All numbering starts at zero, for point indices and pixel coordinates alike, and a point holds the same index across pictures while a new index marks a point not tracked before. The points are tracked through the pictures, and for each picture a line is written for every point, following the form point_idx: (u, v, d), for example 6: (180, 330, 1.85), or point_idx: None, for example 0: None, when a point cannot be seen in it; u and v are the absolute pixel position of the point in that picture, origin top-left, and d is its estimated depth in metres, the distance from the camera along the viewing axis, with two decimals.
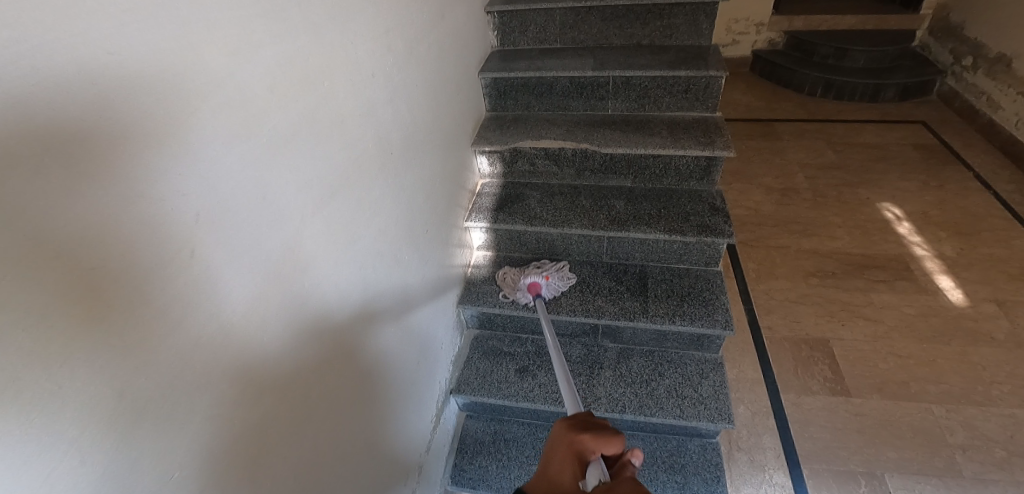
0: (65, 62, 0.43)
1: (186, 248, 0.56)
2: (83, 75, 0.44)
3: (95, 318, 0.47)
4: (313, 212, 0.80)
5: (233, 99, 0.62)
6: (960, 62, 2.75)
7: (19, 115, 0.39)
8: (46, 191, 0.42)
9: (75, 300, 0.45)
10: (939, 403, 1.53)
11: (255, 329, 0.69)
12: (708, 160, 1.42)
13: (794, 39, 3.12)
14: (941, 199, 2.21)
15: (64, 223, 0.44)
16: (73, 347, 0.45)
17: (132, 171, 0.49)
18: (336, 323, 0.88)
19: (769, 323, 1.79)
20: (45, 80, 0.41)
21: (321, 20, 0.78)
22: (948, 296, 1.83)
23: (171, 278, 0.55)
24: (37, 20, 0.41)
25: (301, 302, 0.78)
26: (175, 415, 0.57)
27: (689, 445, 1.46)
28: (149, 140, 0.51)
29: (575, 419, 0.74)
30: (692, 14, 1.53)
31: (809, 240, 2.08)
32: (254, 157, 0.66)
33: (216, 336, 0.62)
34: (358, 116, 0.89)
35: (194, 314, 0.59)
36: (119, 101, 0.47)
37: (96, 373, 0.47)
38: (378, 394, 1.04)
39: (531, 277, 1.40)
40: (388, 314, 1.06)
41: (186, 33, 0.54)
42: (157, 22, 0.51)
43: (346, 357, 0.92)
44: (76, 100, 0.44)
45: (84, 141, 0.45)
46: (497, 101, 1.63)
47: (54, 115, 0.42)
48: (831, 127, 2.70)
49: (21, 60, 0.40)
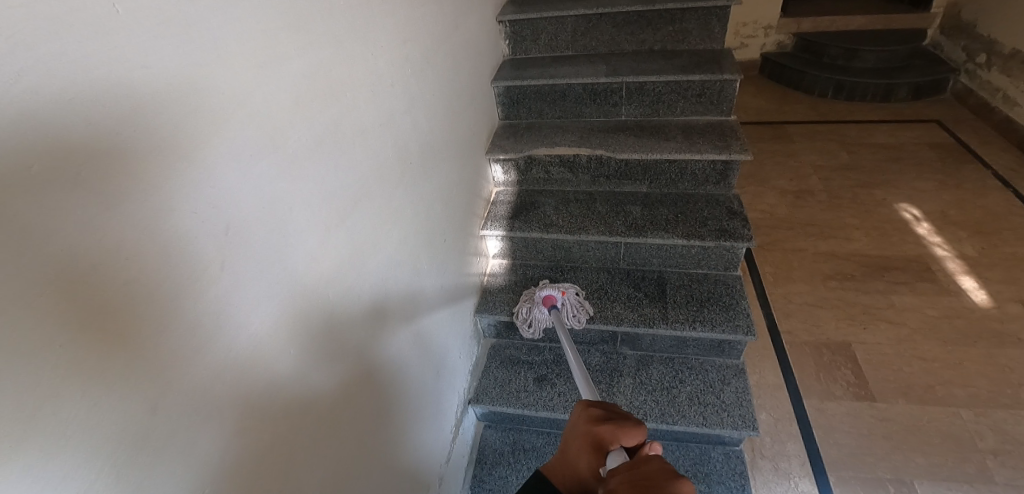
0: (89, 77, 0.42)
1: (212, 264, 0.56)
2: (110, 90, 0.44)
3: (119, 339, 0.46)
4: (336, 224, 0.80)
5: (257, 115, 0.62)
6: (972, 60, 2.73)
7: (47, 125, 0.39)
8: (74, 207, 0.41)
9: (100, 321, 0.44)
10: (967, 407, 1.50)
11: (280, 343, 0.69)
12: (724, 164, 1.41)
13: (803, 41, 3.11)
14: (960, 199, 2.17)
15: (87, 243, 0.43)
16: (96, 371, 0.44)
17: (158, 186, 0.49)
18: (359, 334, 0.88)
19: (788, 328, 1.76)
20: (74, 90, 0.41)
21: (343, 32, 0.78)
22: (971, 297, 1.80)
23: (196, 295, 0.54)
24: (63, 33, 0.40)
25: (325, 314, 0.78)
26: (199, 436, 0.56)
27: (713, 454, 1.44)
28: (174, 155, 0.50)
29: (592, 408, 0.69)
30: (704, 18, 1.53)
31: (826, 243, 2.05)
32: (279, 170, 0.66)
33: (241, 352, 0.61)
34: (379, 128, 0.89)
35: (219, 329, 0.58)
36: (143, 116, 0.47)
37: (120, 395, 0.46)
38: (399, 404, 1.03)
39: (546, 289, 1.34)
40: (408, 323, 1.06)
41: (213, 48, 0.54)
42: (187, 37, 0.51)
43: (368, 368, 0.91)
44: (100, 114, 0.43)
45: (112, 151, 0.44)
46: (510, 109, 1.63)
47: (81, 126, 0.41)
48: (844, 128, 2.68)
49: (48, 68, 0.39)
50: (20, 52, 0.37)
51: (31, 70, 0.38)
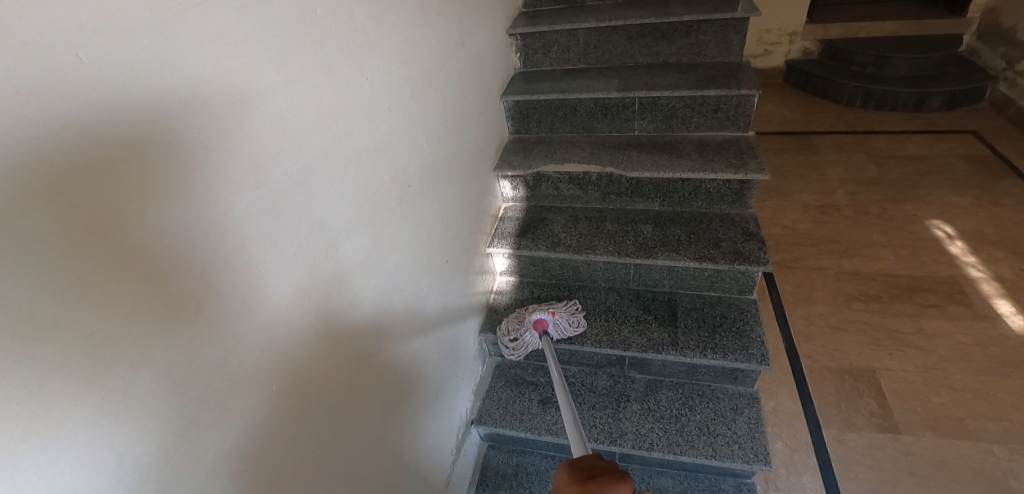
0: (109, 96, 0.44)
1: (221, 274, 0.58)
2: (128, 108, 0.46)
3: (132, 344, 0.48)
4: (336, 245, 0.80)
5: (241, 147, 0.60)
6: (1012, 67, 2.58)
7: (67, 146, 0.41)
8: (89, 224, 0.44)
9: (115, 326, 0.46)
10: (1001, 443, 1.41)
11: (287, 354, 0.70)
12: (739, 183, 1.36)
13: (830, 47, 2.99)
14: (997, 216, 2.05)
15: (102, 256, 0.45)
16: (110, 374, 0.46)
17: (171, 201, 0.51)
18: (358, 356, 0.87)
19: (807, 352, 1.69)
20: (94, 108, 0.43)
21: (335, 58, 0.76)
22: (1007, 322, 1.69)
23: (207, 304, 0.56)
24: (86, 57, 0.43)
25: (329, 329, 0.79)
26: (206, 438, 0.58)
27: (723, 485, 1.38)
28: (159, 185, 0.50)
29: (577, 467, 0.67)
30: (722, 30, 1.47)
31: (851, 261, 1.97)
32: (278, 193, 0.67)
33: (249, 359, 0.64)
34: (374, 153, 0.87)
35: (228, 336, 0.60)
36: (158, 133, 0.49)
37: (134, 397, 0.49)
38: (402, 420, 1.02)
39: (538, 313, 1.31)
40: (416, 336, 1.06)
41: (220, 71, 0.56)
42: (199, 62, 0.53)
43: (367, 391, 0.90)
44: (119, 131, 0.45)
45: (128, 167, 0.46)
46: (520, 123, 1.60)
47: (98, 145, 0.44)
48: (873, 140, 2.56)
49: (70, 89, 0.42)
50: (41, 79, 0.40)
51: (52, 95, 0.40)
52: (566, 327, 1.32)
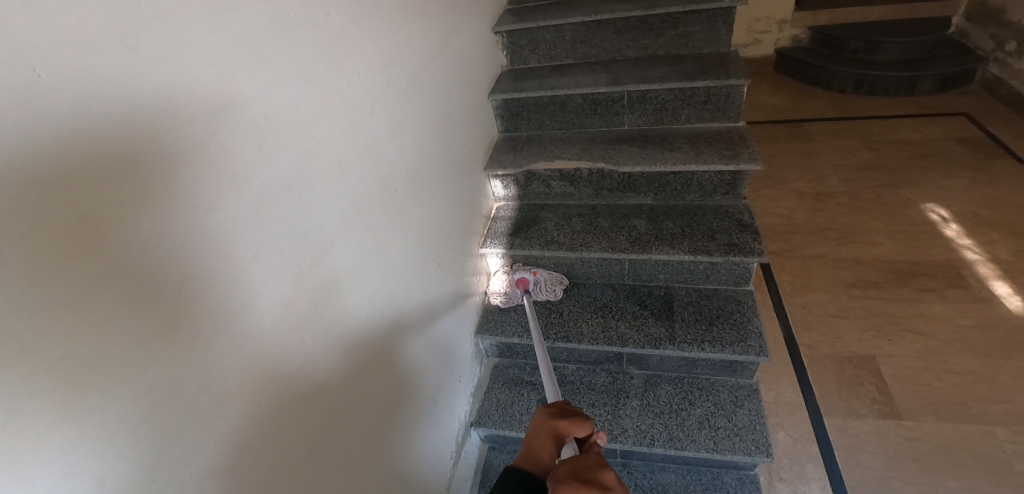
0: (79, 109, 0.44)
1: (205, 285, 0.58)
2: (100, 122, 0.45)
3: (115, 361, 0.48)
4: (327, 249, 0.79)
5: (216, 158, 0.59)
6: (1003, 47, 2.57)
7: (39, 163, 0.41)
8: (65, 240, 0.43)
9: (96, 343, 0.46)
10: (1003, 425, 1.40)
11: (279, 360, 0.70)
12: (732, 174, 1.35)
13: (821, 34, 2.98)
14: (993, 197, 2.04)
15: (79, 272, 0.44)
16: (93, 391, 0.46)
17: (150, 213, 0.50)
18: (355, 357, 0.87)
19: (807, 341, 1.68)
20: (65, 123, 0.43)
21: (314, 63, 0.75)
22: (1006, 304, 1.69)
23: (191, 315, 0.56)
24: (54, 70, 0.42)
25: (323, 333, 0.79)
26: (199, 451, 0.58)
27: (726, 478, 1.37)
28: (129, 202, 0.48)
29: (553, 406, 0.78)
30: (709, 20, 1.46)
31: (848, 248, 1.96)
32: (261, 201, 0.66)
33: (238, 368, 0.63)
34: (359, 158, 0.86)
35: (215, 347, 0.60)
36: (132, 146, 0.48)
37: (119, 413, 0.48)
38: (401, 418, 1.03)
39: (520, 272, 1.43)
40: (414, 333, 1.08)
41: (196, 81, 0.55)
42: (174, 73, 0.53)
43: (366, 391, 0.90)
44: (92, 145, 0.45)
45: (102, 180, 0.46)
46: (510, 122, 1.59)
47: (71, 160, 0.43)
48: (866, 125, 2.55)
49: (40, 104, 0.41)
50: (9, 95, 0.39)
51: (23, 111, 0.40)
52: (546, 289, 1.43)
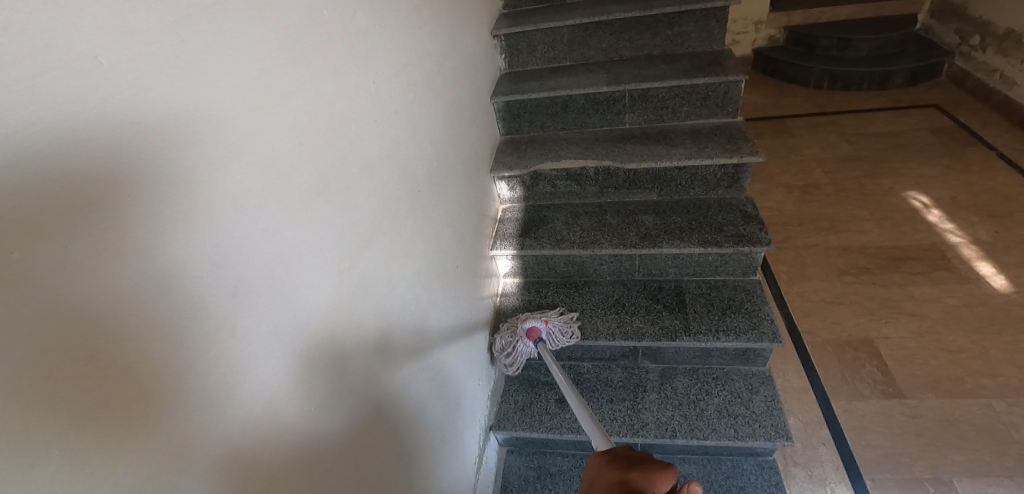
0: (82, 117, 0.37)
1: (220, 319, 0.50)
2: (105, 132, 0.39)
3: (125, 415, 0.40)
4: (339, 274, 0.72)
5: (262, 158, 0.57)
6: (966, 42, 2.72)
7: (98, 163, 0.38)
8: (82, 265, 0.37)
9: (102, 395, 0.39)
10: (1000, 397, 1.46)
11: (297, 400, 0.63)
12: (734, 167, 1.38)
13: (795, 33, 3.10)
14: (968, 183, 2.15)
15: (145, 274, 0.42)
16: (101, 454, 0.38)
17: (162, 237, 0.44)
18: (363, 388, 0.77)
19: (808, 327, 1.73)
20: (68, 130, 0.36)
21: (343, 61, 0.74)
22: (990, 283, 1.77)
23: (206, 355, 0.49)
24: (107, 64, 0.39)
25: (333, 375, 0.70)
26: (256, 464, 0.55)
27: (745, 465, 1.39)
28: (187, 202, 0.47)
29: (622, 458, 0.69)
30: (703, 20, 1.50)
31: (837, 237, 2.02)
32: (280, 219, 0.60)
33: (256, 411, 0.56)
34: (386, 159, 0.86)
35: (232, 389, 0.52)
36: (169, 152, 0.45)
37: (153, 459, 0.43)
38: (429, 426, 1.01)
39: (531, 321, 1.31)
40: (422, 359, 0.99)
41: (212, 86, 0.50)
42: (187, 77, 0.47)
43: (385, 416, 0.84)
44: (98, 158, 0.38)
45: (107, 201, 0.39)
46: (511, 123, 1.60)
47: (102, 169, 0.39)
48: (843, 119, 2.66)
49: (39, 108, 0.35)
50: (71, 82, 0.37)
51: (18, 115, 0.33)
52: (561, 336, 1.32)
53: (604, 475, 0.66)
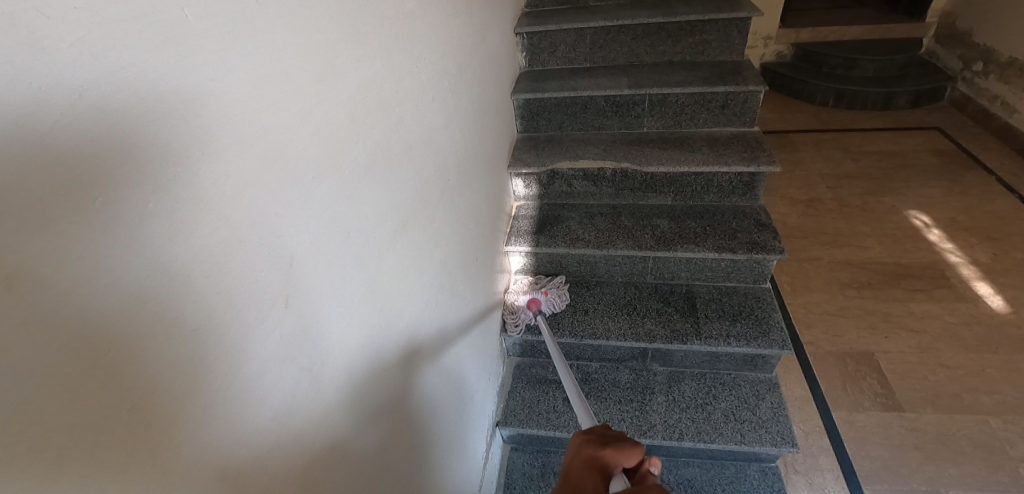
0: (138, 79, 0.35)
1: (248, 314, 0.48)
2: (144, 106, 0.36)
3: (140, 417, 0.37)
4: (376, 259, 0.72)
5: (318, 132, 0.57)
6: (970, 68, 2.78)
7: (171, 121, 0.38)
8: (154, 224, 0.37)
9: (117, 397, 0.36)
10: (995, 414, 1.49)
11: (321, 398, 0.60)
12: (750, 176, 1.40)
13: (803, 50, 3.14)
14: (967, 205, 2.19)
15: (207, 240, 0.42)
16: (112, 459, 0.35)
17: (198, 223, 0.41)
18: (377, 392, 0.73)
19: (810, 338, 1.75)
20: (95, 104, 0.33)
21: (392, 44, 0.74)
22: (988, 303, 1.80)
23: (238, 346, 0.47)
24: (188, 21, 0.39)
25: (353, 376, 0.67)
26: (294, 441, 0.55)
27: (748, 471, 1.41)
28: (249, 169, 0.47)
29: (591, 432, 0.68)
30: (725, 29, 1.53)
31: (840, 251, 2.05)
32: (318, 207, 0.58)
33: (279, 412, 0.53)
34: (424, 146, 0.86)
35: (256, 389, 0.49)
36: (236, 118, 0.45)
37: (201, 426, 0.43)
38: (444, 420, 0.99)
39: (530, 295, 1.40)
40: (438, 361, 0.96)
41: (260, 64, 0.48)
42: (236, 53, 0.44)
43: (405, 411, 0.82)
44: (131, 137, 0.35)
45: (149, 178, 0.37)
46: (530, 122, 1.61)
47: (176, 128, 0.39)
48: (847, 137, 2.70)
49: (93, 65, 0.32)
50: (155, 37, 0.37)
51: (68, 68, 0.31)
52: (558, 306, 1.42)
53: (579, 451, 0.65)
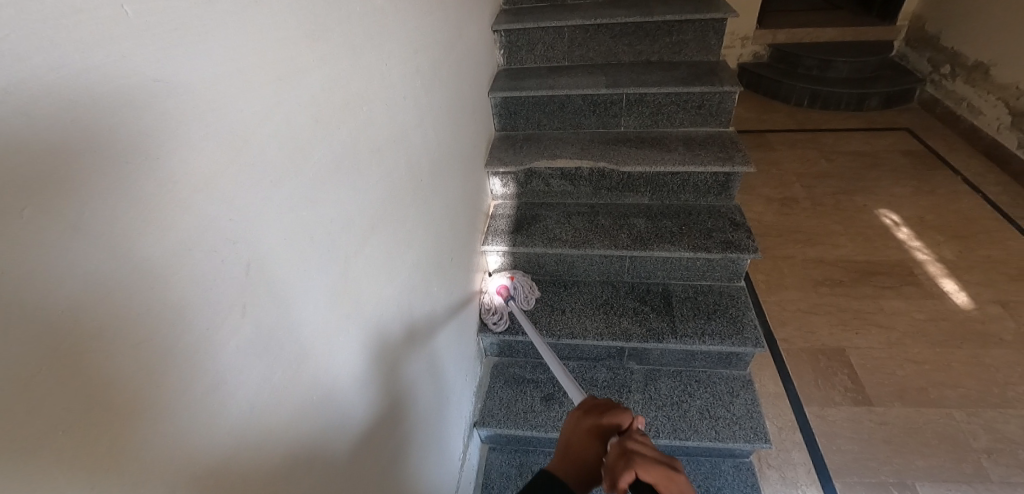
0: (73, 78, 0.34)
1: (203, 326, 0.46)
2: (81, 109, 0.34)
3: (82, 437, 0.36)
4: (343, 262, 0.70)
5: (279, 133, 0.56)
6: (938, 70, 2.86)
7: (111, 124, 0.36)
8: (98, 232, 0.36)
9: (58, 413, 0.34)
10: (960, 408, 1.54)
11: (284, 407, 0.59)
12: (725, 176, 1.42)
13: (779, 51, 3.19)
14: (935, 204, 2.25)
15: (155, 247, 0.40)
16: (45, 485, 0.34)
17: (144, 232, 0.39)
18: (350, 395, 0.73)
19: (784, 335, 1.78)
20: (19, 108, 0.31)
21: (360, 40, 0.73)
22: (954, 299, 1.85)
23: (194, 357, 0.45)
24: (127, 16, 0.37)
25: (319, 384, 0.65)
26: (257, 452, 0.54)
27: (723, 466, 1.43)
28: (202, 173, 0.45)
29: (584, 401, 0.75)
30: (701, 30, 1.54)
31: (814, 250, 2.09)
32: (279, 212, 0.56)
33: (239, 425, 0.51)
34: (394, 144, 0.84)
35: (213, 403, 0.48)
36: (186, 119, 0.43)
37: (151, 441, 0.41)
38: (417, 423, 0.97)
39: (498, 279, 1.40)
40: (414, 364, 0.96)
41: (212, 64, 0.46)
42: (185, 52, 0.43)
43: (378, 416, 0.81)
44: (62, 140, 0.33)
45: (90, 185, 0.35)
46: (508, 120, 1.60)
47: (117, 131, 0.37)
48: (822, 137, 2.75)
49: (15, 65, 0.31)
50: (91, 34, 0.35)
51: None
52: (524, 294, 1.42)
53: (579, 422, 0.71)
